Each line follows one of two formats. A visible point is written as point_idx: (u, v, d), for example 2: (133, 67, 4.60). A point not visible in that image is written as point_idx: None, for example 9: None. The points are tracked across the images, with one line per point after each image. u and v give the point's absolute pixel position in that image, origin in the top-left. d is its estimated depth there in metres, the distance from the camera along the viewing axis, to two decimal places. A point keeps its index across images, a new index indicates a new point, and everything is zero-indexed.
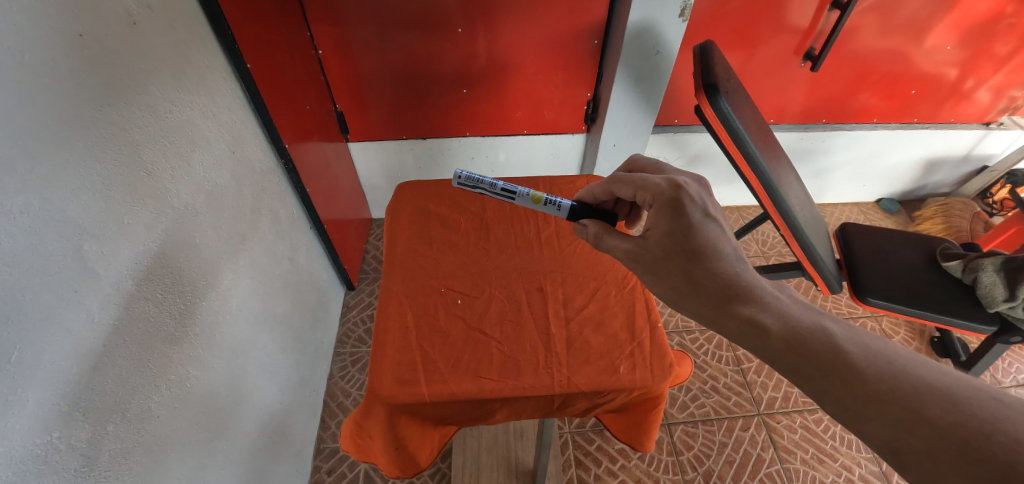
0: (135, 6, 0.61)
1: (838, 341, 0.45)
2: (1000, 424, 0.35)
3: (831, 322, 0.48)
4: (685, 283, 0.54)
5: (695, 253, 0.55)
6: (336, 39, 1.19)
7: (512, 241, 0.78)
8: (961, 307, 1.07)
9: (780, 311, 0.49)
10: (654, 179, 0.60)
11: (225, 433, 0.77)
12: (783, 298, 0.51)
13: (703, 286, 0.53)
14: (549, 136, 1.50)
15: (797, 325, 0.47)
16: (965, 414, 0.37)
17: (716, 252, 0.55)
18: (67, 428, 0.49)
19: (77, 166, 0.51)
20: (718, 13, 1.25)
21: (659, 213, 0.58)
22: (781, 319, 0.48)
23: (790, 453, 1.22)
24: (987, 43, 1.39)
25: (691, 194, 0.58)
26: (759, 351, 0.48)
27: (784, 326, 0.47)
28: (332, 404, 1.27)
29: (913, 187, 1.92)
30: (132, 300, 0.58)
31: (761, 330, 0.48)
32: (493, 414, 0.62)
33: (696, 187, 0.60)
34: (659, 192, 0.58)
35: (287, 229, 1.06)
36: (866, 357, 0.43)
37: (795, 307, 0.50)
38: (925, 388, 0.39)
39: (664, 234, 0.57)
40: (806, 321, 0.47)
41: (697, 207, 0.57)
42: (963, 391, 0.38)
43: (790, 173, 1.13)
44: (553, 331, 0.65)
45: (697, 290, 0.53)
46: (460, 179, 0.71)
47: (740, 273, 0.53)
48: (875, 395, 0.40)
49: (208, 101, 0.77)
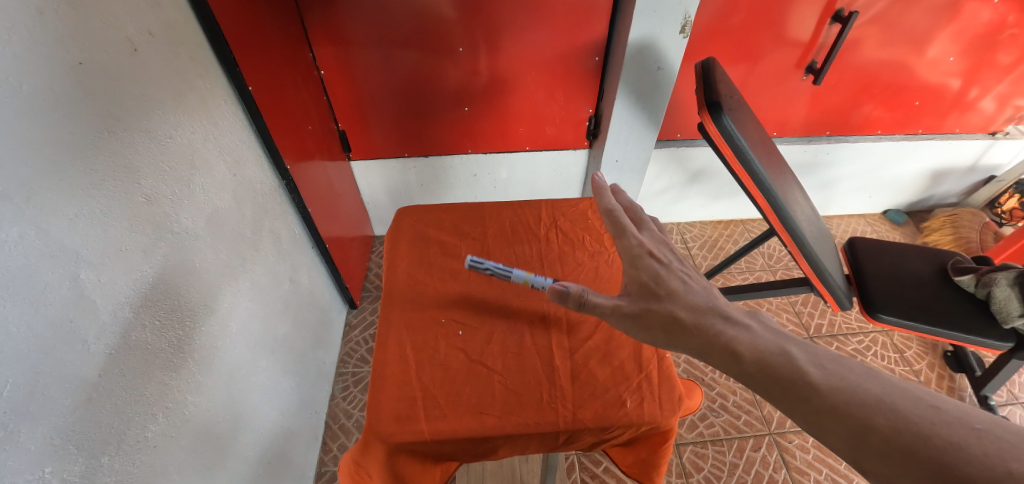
0: (136, 32, 0.62)
1: (799, 362, 0.45)
2: (938, 428, 0.36)
3: (794, 344, 0.47)
4: (669, 320, 0.53)
5: (673, 297, 0.55)
6: (337, 60, 1.20)
7: (513, 267, 0.77)
8: (976, 323, 1.05)
9: (750, 337, 0.48)
10: (622, 236, 0.64)
11: (225, 461, 0.75)
12: (753, 326, 0.50)
13: (685, 324, 0.52)
14: (550, 152, 1.49)
15: (765, 351, 0.47)
16: (906, 420, 0.38)
17: (690, 292, 0.55)
18: (59, 462, 0.48)
19: (73, 193, 0.51)
20: (719, 28, 1.25)
21: (628, 266, 0.60)
22: (752, 344, 0.47)
23: (803, 474, 1.19)
24: (990, 53, 1.39)
25: (654, 249, 0.62)
26: (739, 377, 0.47)
27: (754, 351, 0.47)
28: (333, 426, 1.25)
29: (921, 198, 1.90)
30: (129, 327, 0.57)
31: (734, 355, 0.47)
32: (496, 450, 0.60)
33: (659, 244, 0.63)
34: (625, 248, 0.62)
35: (289, 250, 1.06)
36: (822, 375, 0.43)
37: (763, 333, 0.49)
38: (872, 400, 0.40)
39: (637, 281, 0.58)
40: (770, 344, 0.47)
41: (662, 258, 0.60)
42: (904, 401, 0.39)
43: (796, 189, 1.11)
44: (556, 363, 0.63)
45: (682, 332, 0.52)
46: (473, 267, 0.74)
47: (716, 305, 0.53)
48: (829, 409, 0.40)
49: (209, 124, 0.77)
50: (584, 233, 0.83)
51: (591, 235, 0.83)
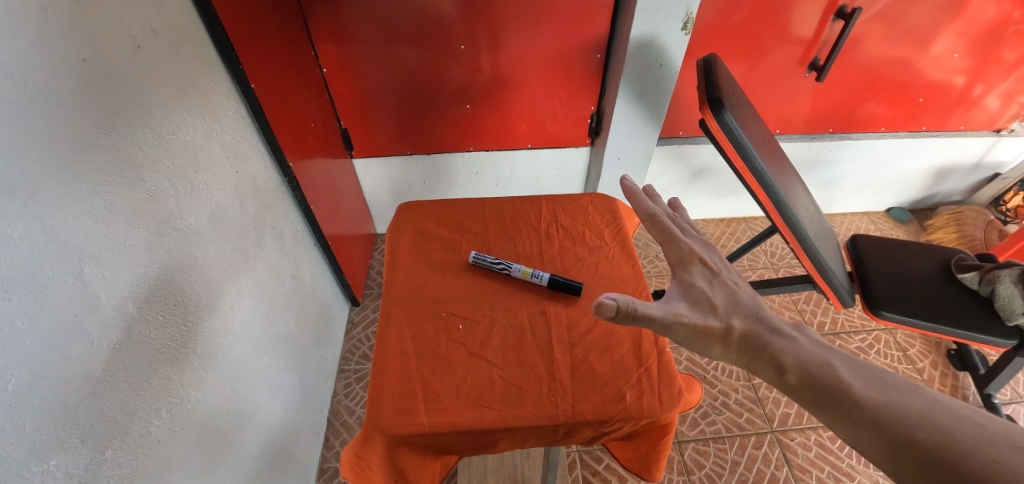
0: (140, 29, 0.62)
1: (843, 375, 0.47)
2: (981, 444, 0.37)
3: (839, 358, 0.49)
4: (724, 333, 0.53)
5: (729, 308, 0.55)
6: (339, 57, 1.20)
7: (512, 262, 0.76)
8: (980, 320, 1.04)
9: (795, 349, 0.50)
10: (677, 239, 0.62)
11: (227, 456, 0.76)
12: (799, 338, 0.52)
13: (739, 338, 0.53)
14: (552, 150, 1.49)
15: (809, 362, 0.49)
16: (948, 436, 0.39)
17: (741, 302, 0.56)
18: (64, 455, 0.48)
19: (77, 189, 0.51)
20: (721, 24, 1.25)
21: (684, 273, 0.59)
22: (797, 357, 0.49)
23: (805, 472, 1.19)
24: (995, 50, 1.38)
25: (707, 257, 0.61)
26: (782, 386, 0.49)
27: (798, 362, 0.49)
28: (336, 422, 1.25)
29: (925, 195, 1.89)
30: (132, 322, 0.58)
31: (779, 366, 0.50)
32: (496, 443, 0.60)
33: (708, 250, 0.62)
34: (680, 254, 0.61)
35: (291, 247, 1.06)
36: (865, 388, 0.45)
37: (808, 344, 0.51)
38: (914, 415, 0.41)
39: (695, 290, 0.57)
40: (815, 356, 0.49)
41: (714, 267, 0.60)
42: (949, 419, 0.40)
43: (798, 185, 1.10)
44: (556, 356, 0.63)
45: (743, 344, 0.52)
46: (477, 262, 0.75)
47: (763, 315, 0.55)
48: (871, 420, 0.42)
49: (212, 122, 0.78)
50: (584, 229, 0.83)
51: (591, 230, 0.83)
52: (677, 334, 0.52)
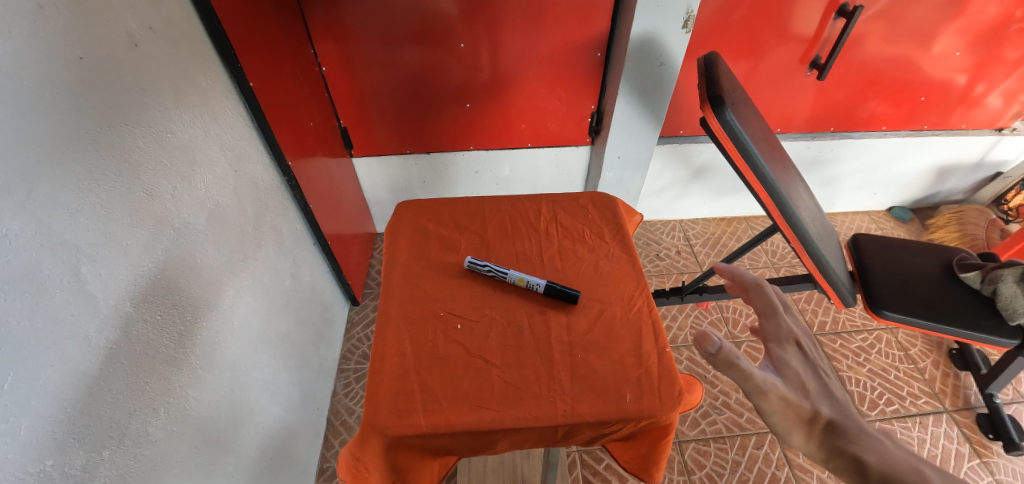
0: (137, 27, 0.62)
1: None
2: None
3: (935, 471, 0.42)
4: (806, 419, 0.48)
5: (822, 395, 0.50)
6: (339, 56, 1.20)
7: (509, 268, 0.74)
8: (982, 320, 1.04)
9: (881, 451, 0.44)
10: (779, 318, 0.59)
11: (226, 456, 0.75)
12: (886, 441, 0.45)
13: (821, 426, 0.47)
14: (552, 149, 1.49)
15: (897, 468, 0.42)
16: None
17: (831, 392, 0.51)
18: (60, 456, 0.48)
19: (74, 187, 0.51)
20: (722, 23, 1.24)
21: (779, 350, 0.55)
22: (882, 459, 0.43)
23: (806, 472, 1.18)
24: (998, 48, 1.37)
25: (805, 342, 0.57)
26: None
27: (882, 463, 0.43)
28: (335, 421, 1.25)
29: (926, 195, 1.89)
30: (130, 322, 0.58)
31: (860, 467, 0.43)
32: (495, 444, 0.60)
33: (808, 336, 0.58)
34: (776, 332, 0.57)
35: (291, 246, 1.06)
36: None
37: (898, 450, 0.44)
38: None
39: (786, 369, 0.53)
40: (905, 462, 0.42)
41: (811, 352, 0.55)
42: None
43: (800, 184, 1.10)
44: (555, 356, 0.63)
45: (826, 433, 0.46)
46: (471, 268, 0.74)
47: (850, 410, 0.49)
48: None
49: (211, 121, 0.77)
50: (584, 228, 0.83)
51: (591, 229, 0.82)
52: (762, 404, 0.49)
